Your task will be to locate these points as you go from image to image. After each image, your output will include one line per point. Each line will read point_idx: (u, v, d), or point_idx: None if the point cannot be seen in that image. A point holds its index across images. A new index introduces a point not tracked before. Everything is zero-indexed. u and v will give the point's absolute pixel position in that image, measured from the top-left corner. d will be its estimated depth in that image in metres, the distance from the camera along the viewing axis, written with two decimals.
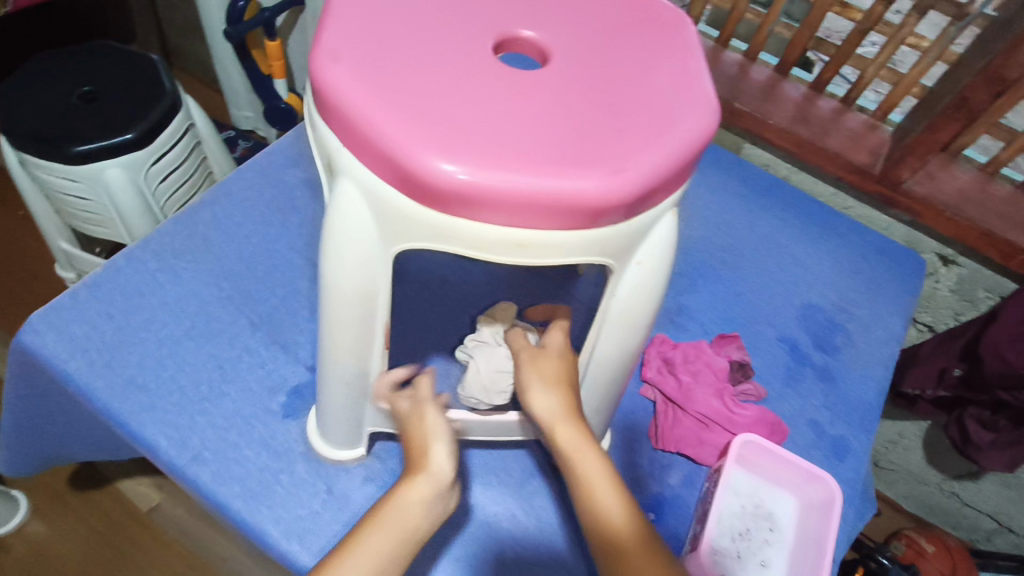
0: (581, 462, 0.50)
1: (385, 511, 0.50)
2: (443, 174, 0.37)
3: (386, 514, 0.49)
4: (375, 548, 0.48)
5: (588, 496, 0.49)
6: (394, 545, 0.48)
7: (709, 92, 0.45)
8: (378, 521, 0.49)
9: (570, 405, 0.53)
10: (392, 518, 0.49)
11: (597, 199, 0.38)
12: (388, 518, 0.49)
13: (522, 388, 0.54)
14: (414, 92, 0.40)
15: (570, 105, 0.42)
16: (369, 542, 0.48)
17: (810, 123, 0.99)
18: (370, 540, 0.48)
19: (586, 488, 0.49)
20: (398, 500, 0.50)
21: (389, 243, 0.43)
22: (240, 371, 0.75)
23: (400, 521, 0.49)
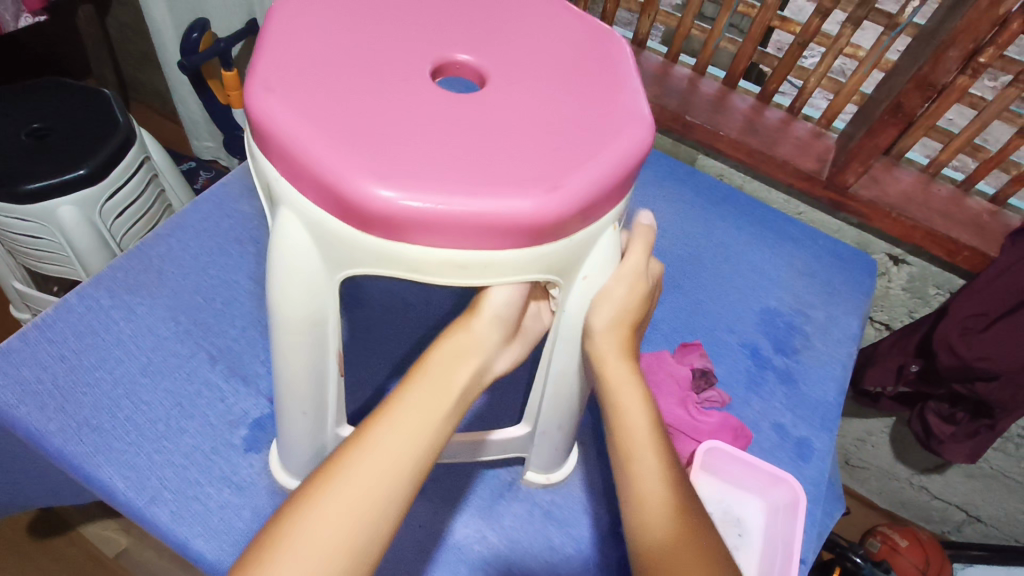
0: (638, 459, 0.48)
1: (431, 363, 0.50)
2: (379, 200, 0.38)
3: (432, 366, 0.49)
4: (421, 400, 0.47)
5: (637, 498, 0.47)
6: (443, 395, 0.48)
7: (642, 107, 0.46)
8: (424, 373, 0.49)
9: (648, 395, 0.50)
10: (441, 367, 0.49)
11: (534, 217, 0.39)
12: (435, 370, 0.49)
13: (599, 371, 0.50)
14: (350, 120, 0.41)
15: (506, 126, 0.43)
16: (415, 393, 0.47)
17: (759, 133, 1.02)
18: (414, 393, 0.47)
19: (637, 491, 0.47)
20: (447, 351, 0.51)
21: (335, 271, 0.43)
22: (199, 406, 0.73)
23: (448, 374, 0.49)
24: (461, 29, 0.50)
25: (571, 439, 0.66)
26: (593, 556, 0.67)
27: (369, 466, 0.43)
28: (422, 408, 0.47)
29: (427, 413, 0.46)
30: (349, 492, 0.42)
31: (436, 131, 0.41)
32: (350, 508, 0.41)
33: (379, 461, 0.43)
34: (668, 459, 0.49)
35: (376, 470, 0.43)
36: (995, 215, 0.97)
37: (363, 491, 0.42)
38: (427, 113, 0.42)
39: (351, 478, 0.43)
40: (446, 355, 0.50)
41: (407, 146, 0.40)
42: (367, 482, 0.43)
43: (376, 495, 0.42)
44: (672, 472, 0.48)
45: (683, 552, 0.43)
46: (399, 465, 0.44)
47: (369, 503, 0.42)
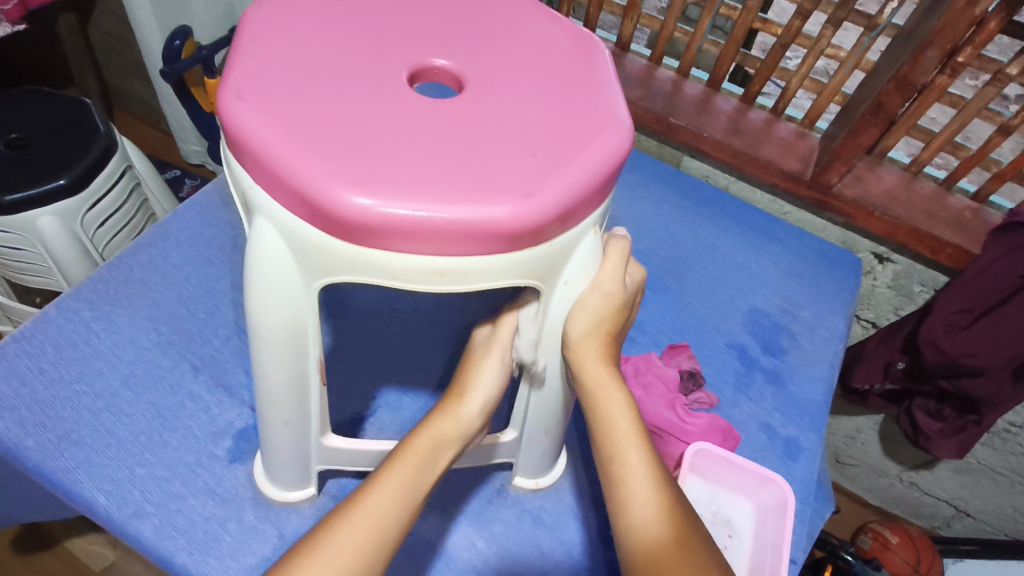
0: (622, 458, 0.48)
1: (417, 443, 0.51)
2: (354, 207, 0.37)
3: (418, 446, 0.51)
4: (401, 481, 0.48)
5: (620, 498, 0.47)
6: (423, 478, 0.50)
7: (621, 111, 0.46)
8: (410, 452, 0.50)
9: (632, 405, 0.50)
10: (425, 451, 0.51)
11: (512, 223, 0.39)
12: (419, 452, 0.50)
13: (587, 393, 0.50)
14: (325, 127, 0.40)
15: (484, 132, 0.43)
16: (396, 472, 0.49)
17: (742, 134, 1.03)
18: (394, 473, 0.49)
19: (619, 490, 0.47)
20: (434, 432, 0.52)
21: (313, 279, 0.43)
22: (182, 418, 0.72)
23: (434, 457, 0.51)
24: (439, 34, 0.50)
25: (558, 444, 0.65)
26: (582, 561, 0.67)
27: (343, 543, 0.45)
28: (401, 487, 0.48)
29: (405, 496, 0.48)
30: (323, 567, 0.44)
31: (413, 137, 0.41)
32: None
33: (354, 539, 0.45)
34: (653, 459, 0.48)
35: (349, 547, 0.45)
36: (977, 213, 0.98)
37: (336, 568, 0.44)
38: (404, 119, 0.42)
39: (325, 554, 0.44)
40: (433, 436, 0.52)
41: (384, 153, 0.40)
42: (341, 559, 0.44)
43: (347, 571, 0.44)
44: (657, 472, 0.48)
45: (670, 554, 0.43)
46: (372, 548, 0.46)
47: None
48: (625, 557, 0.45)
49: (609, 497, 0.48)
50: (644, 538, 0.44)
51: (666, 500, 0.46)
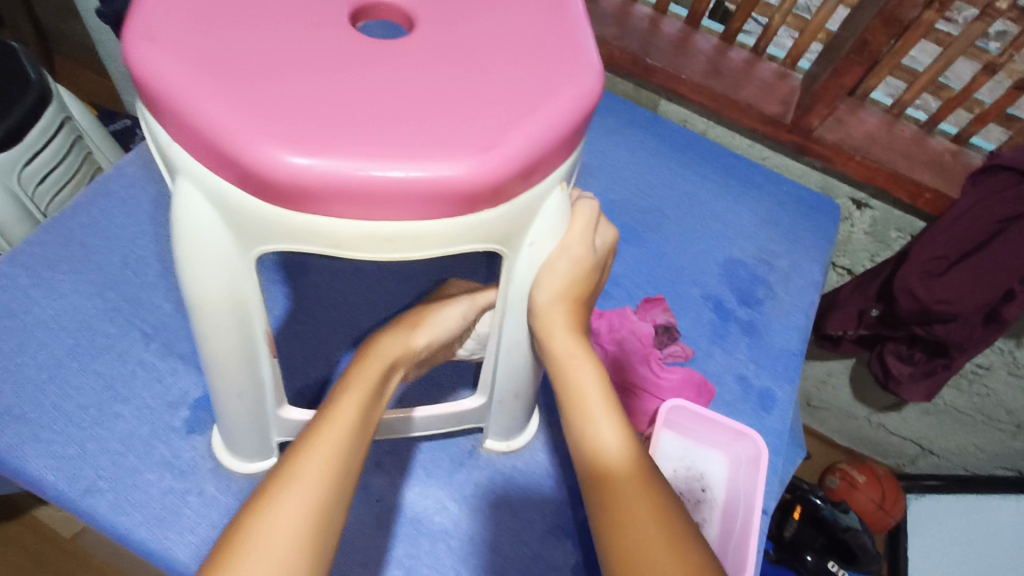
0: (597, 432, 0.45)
1: (368, 366, 0.52)
2: (285, 168, 0.33)
3: (368, 370, 0.52)
4: (359, 399, 0.49)
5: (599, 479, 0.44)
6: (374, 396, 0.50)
7: (590, 51, 0.42)
8: (362, 375, 0.51)
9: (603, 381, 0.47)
10: (377, 372, 0.52)
11: (466, 182, 0.35)
12: (373, 370, 0.52)
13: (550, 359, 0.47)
14: (252, 73, 0.35)
15: (432, 79, 0.38)
16: (352, 394, 0.49)
17: (722, 76, 0.98)
18: (350, 394, 0.49)
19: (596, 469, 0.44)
20: (380, 354, 0.54)
21: (249, 247, 0.38)
22: (135, 388, 0.68)
23: (383, 371, 0.53)
24: None
25: (530, 405, 0.63)
26: (557, 521, 0.66)
27: (311, 473, 0.43)
28: (357, 413, 0.48)
29: (359, 426, 0.47)
30: (290, 513, 0.41)
31: (355, 83, 0.36)
32: (290, 525, 0.40)
33: (316, 475, 0.43)
34: (628, 432, 0.46)
35: (312, 487, 0.42)
36: (957, 155, 0.96)
37: (303, 507, 0.41)
38: (345, 63, 0.37)
39: (295, 485, 0.42)
40: (384, 359, 0.54)
41: (321, 103, 0.35)
42: (305, 502, 0.41)
43: (319, 504, 0.42)
44: (631, 450, 0.45)
45: (643, 529, 0.40)
46: (338, 485, 0.43)
47: (319, 497, 0.42)
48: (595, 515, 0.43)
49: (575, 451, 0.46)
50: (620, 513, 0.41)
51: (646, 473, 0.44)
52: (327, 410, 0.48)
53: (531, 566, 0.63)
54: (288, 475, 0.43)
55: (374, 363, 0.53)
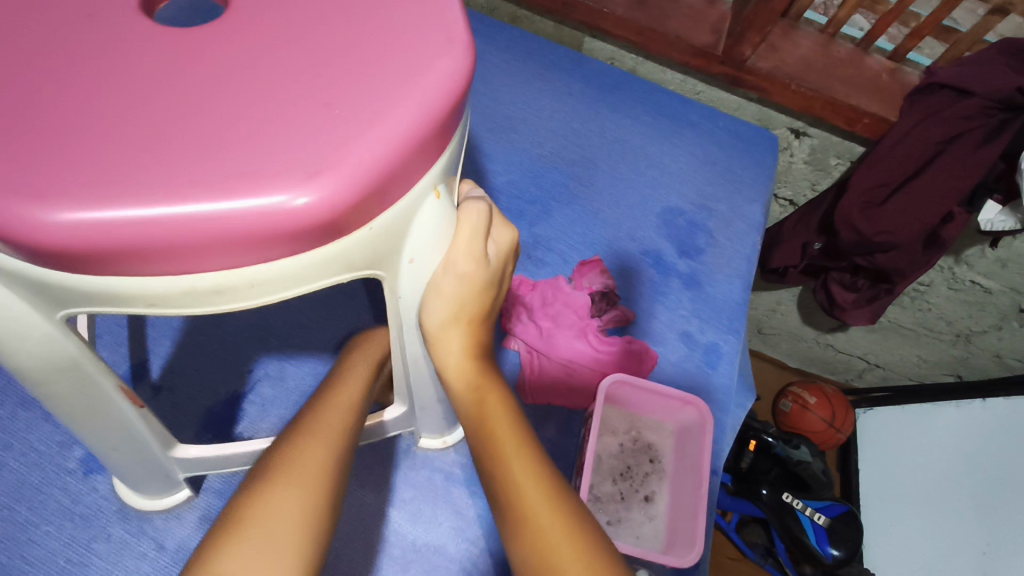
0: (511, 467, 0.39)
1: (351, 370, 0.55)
2: (59, 229, 0.26)
3: (354, 375, 0.54)
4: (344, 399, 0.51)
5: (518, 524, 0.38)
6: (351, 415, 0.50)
7: (456, 20, 0.34)
8: (348, 379, 0.54)
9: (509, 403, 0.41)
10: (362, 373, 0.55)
11: (302, 216, 0.28)
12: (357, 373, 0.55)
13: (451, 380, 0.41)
14: (20, 103, 0.28)
15: (255, 80, 0.30)
16: (338, 395, 0.52)
17: (647, 6, 0.90)
18: (337, 395, 0.51)
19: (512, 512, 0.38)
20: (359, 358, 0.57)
21: (54, 310, 0.32)
22: (17, 432, 0.61)
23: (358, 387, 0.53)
24: None
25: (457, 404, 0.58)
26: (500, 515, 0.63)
27: (306, 464, 0.45)
28: (343, 408, 0.50)
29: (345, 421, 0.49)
30: (267, 538, 0.40)
31: (152, 101, 0.29)
32: (289, 515, 0.41)
33: (293, 497, 0.42)
34: (542, 461, 0.40)
35: (287, 510, 0.42)
36: (895, 74, 0.91)
37: (301, 497, 0.42)
38: (142, 76, 0.30)
39: (290, 476, 0.43)
40: (363, 372, 0.55)
41: (104, 136, 0.28)
42: (300, 492, 0.43)
43: (315, 494, 0.43)
44: (548, 480, 0.39)
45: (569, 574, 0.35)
46: (317, 504, 0.43)
47: (315, 488, 0.44)
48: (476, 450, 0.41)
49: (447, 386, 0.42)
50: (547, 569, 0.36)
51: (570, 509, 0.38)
52: (299, 432, 0.47)
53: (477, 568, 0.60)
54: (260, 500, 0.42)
55: (350, 375, 0.55)
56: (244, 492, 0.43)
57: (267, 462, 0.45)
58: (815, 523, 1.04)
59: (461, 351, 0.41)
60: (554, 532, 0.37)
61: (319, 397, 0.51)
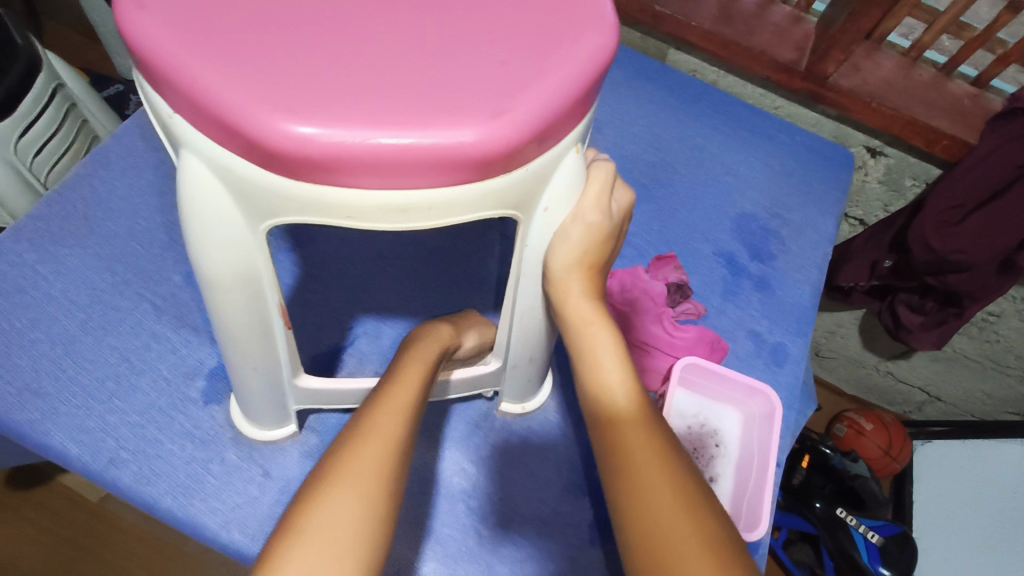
0: (623, 421, 0.45)
1: (411, 361, 0.55)
2: (292, 139, 0.32)
3: (414, 366, 0.54)
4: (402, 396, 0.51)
5: (623, 468, 0.43)
6: (406, 421, 0.49)
7: (605, 5, 0.40)
8: (410, 372, 0.53)
9: (618, 345, 0.49)
10: (424, 365, 0.55)
11: (479, 147, 0.34)
12: (417, 365, 0.55)
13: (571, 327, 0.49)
14: (258, 39, 0.35)
15: (442, 38, 0.36)
16: (398, 392, 0.51)
17: (733, 22, 0.94)
18: (393, 393, 0.51)
19: (616, 461, 0.44)
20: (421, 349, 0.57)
21: (259, 222, 0.38)
22: (149, 361, 0.69)
23: (418, 383, 0.52)
24: None
25: (544, 368, 0.64)
26: (569, 478, 0.67)
27: (366, 466, 0.44)
28: (399, 405, 0.49)
29: (403, 416, 0.49)
30: (327, 545, 0.39)
31: (358, 48, 0.35)
32: (348, 520, 0.41)
33: (352, 500, 0.42)
34: (644, 408, 0.47)
35: (345, 520, 0.41)
36: (977, 99, 0.92)
37: (357, 501, 0.42)
38: (346, 29, 0.36)
39: (348, 478, 0.43)
40: (420, 372, 0.54)
41: (322, 71, 0.34)
42: (350, 498, 0.42)
43: (371, 494, 0.43)
44: (649, 421, 0.46)
45: (659, 496, 0.41)
46: (371, 507, 0.42)
47: (370, 493, 0.43)
48: (591, 425, 0.48)
49: (582, 394, 0.49)
50: (645, 501, 0.41)
51: (669, 455, 0.43)
52: (356, 430, 0.47)
53: (549, 523, 0.64)
54: (316, 507, 0.41)
55: (410, 367, 0.54)
56: (305, 494, 0.43)
57: (325, 467, 0.44)
58: (869, 542, 1.04)
59: (575, 305, 0.48)
60: (649, 465, 0.43)
61: (382, 390, 0.51)
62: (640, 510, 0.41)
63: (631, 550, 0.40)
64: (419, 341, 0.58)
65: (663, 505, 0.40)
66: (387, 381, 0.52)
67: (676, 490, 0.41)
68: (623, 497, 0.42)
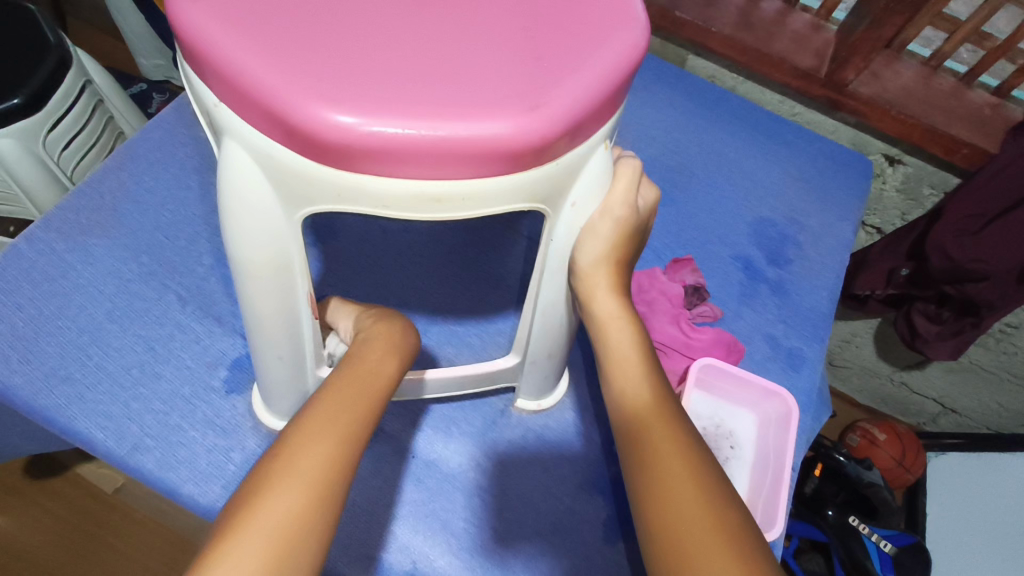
0: (646, 413, 0.46)
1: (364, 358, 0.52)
2: (335, 127, 0.33)
3: (366, 363, 0.52)
4: (353, 392, 0.49)
5: (644, 462, 0.43)
6: (360, 416, 0.47)
7: (636, 6, 0.41)
8: (361, 367, 0.51)
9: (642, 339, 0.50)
10: (377, 362, 0.52)
11: (515, 139, 0.35)
12: (370, 360, 0.52)
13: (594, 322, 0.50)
14: (302, 32, 0.36)
15: (479, 34, 0.37)
16: (346, 387, 0.49)
17: (754, 28, 0.95)
18: (341, 388, 0.49)
19: (639, 455, 0.44)
20: (375, 346, 0.54)
21: (296, 210, 0.39)
22: (174, 350, 0.70)
23: (371, 379, 0.50)
24: None
25: (562, 365, 0.64)
26: (585, 475, 0.68)
27: (307, 465, 0.42)
28: (349, 401, 0.48)
29: (352, 413, 0.47)
30: (262, 548, 0.38)
31: (398, 42, 0.36)
32: (286, 521, 0.40)
33: (290, 501, 0.40)
34: (667, 402, 0.47)
35: (282, 520, 0.40)
36: (998, 109, 0.92)
37: (296, 501, 0.41)
38: (387, 25, 0.37)
39: (290, 478, 0.42)
40: (373, 371, 0.51)
41: (364, 64, 0.35)
42: (290, 500, 0.40)
43: (311, 495, 0.41)
44: (672, 414, 0.46)
45: (681, 489, 0.41)
46: (310, 508, 0.41)
47: (310, 493, 0.41)
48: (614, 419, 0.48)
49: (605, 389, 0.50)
50: (667, 493, 0.41)
51: (691, 449, 0.44)
52: (300, 426, 0.45)
53: (564, 520, 0.65)
54: (256, 506, 0.40)
55: (362, 364, 0.52)
56: (246, 492, 0.42)
57: (268, 463, 0.43)
58: (881, 550, 1.04)
59: (600, 300, 0.49)
60: (671, 458, 0.43)
61: (332, 384, 0.49)
62: (661, 502, 0.41)
63: (652, 544, 0.40)
64: (373, 338, 0.55)
65: (683, 496, 0.41)
66: (337, 376, 0.50)
67: (697, 483, 0.42)
68: (644, 489, 0.43)
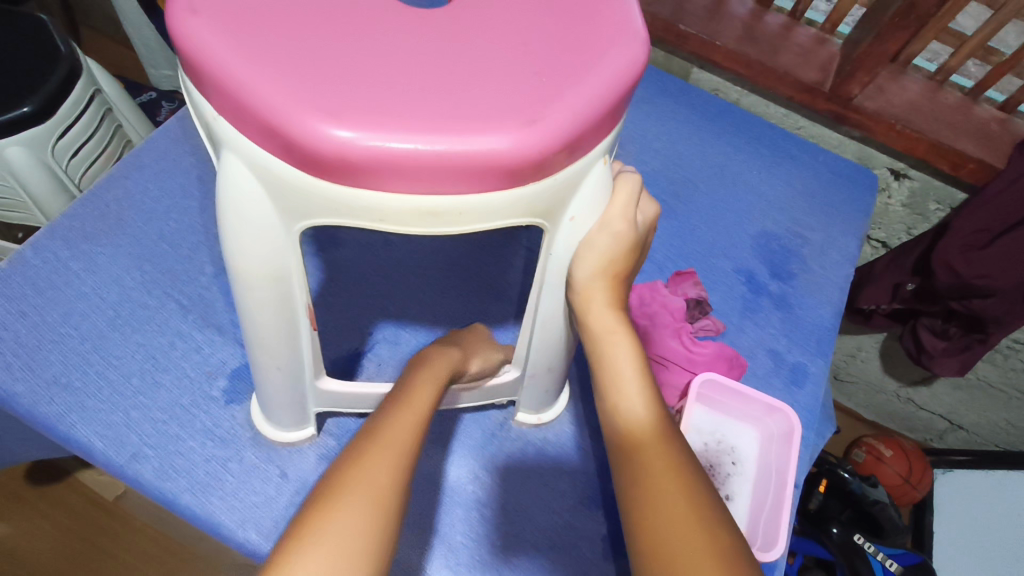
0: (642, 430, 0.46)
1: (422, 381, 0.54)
2: (330, 141, 0.33)
3: (424, 386, 0.53)
4: (413, 411, 0.50)
5: (637, 481, 0.43)
6: (420, 432, 0.49)
7: (635, 21, 0.41)
8: (419, 390, 0.53)
9: (637, 353, 0.49)
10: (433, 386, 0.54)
11: (512, 153, 0.35)
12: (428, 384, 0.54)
13: (592, 337, 0.49)
14: (301, 47, 0.36)
15: (478, 49, 0.37)
16: (405, 408, 0.50)
17: (757, 42, 0.95)
18: (402, 409, 0.50)
19: (632, 475, 0.43)
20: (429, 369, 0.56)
21: (292, 223, 0.39)
22: (174, 359, 0.70)
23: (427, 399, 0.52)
24: None
25: (561, 380, 0.64)
26: (584, 490, 0.67)
27: (374, 478, 0.44)
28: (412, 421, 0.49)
29: (413, 432, 0.48)
30: (332, 556, 0.39)
31: (396, 57, 0.36)
32: (356, 531, 0.41)
33: (360, 511, 0.42)
34: (662, 420, 0.47)
35: (354, 531, 0.41)
36: (1004, 124, 0.91)
37: (366, 512, 0.42)
38: (385, 40, 0.37)
39: (357, 490, 0.43)
40: (430, 392, 0.53)
41: (361, 78, 0.35)
42: (359, 511, 0.42)
43: (379, 508, 0.42)
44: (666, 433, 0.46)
45: (675, 508, 0.41)
46: (378, 520, 0.42)
47: (377, 505, 0.43)
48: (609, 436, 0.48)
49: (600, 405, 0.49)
50: (662, 511, 0.41)
51: (687, 467, 0.43)
52: (366, 441, 0.47)
53: (563, 535, 0.64)
54: (325, 516, 0.41)
55: (421, 386, 0.53)
56: (313, 503, 0.43)
57: (334, 475, 0.44)
58: (886, 568, 1.01)
59: (597, 316, 0.49)
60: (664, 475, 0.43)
61: (394, 403, 0.51)
62: (653, 522, 0.41)
63: (642, 565, 0.39)
64: (427, 362, 0.57)
65: (674, 515, 0.40)
66: (397, 396, 0.52)
67: (691, 502, 0.41)
68: (637, 507, 0.42)
